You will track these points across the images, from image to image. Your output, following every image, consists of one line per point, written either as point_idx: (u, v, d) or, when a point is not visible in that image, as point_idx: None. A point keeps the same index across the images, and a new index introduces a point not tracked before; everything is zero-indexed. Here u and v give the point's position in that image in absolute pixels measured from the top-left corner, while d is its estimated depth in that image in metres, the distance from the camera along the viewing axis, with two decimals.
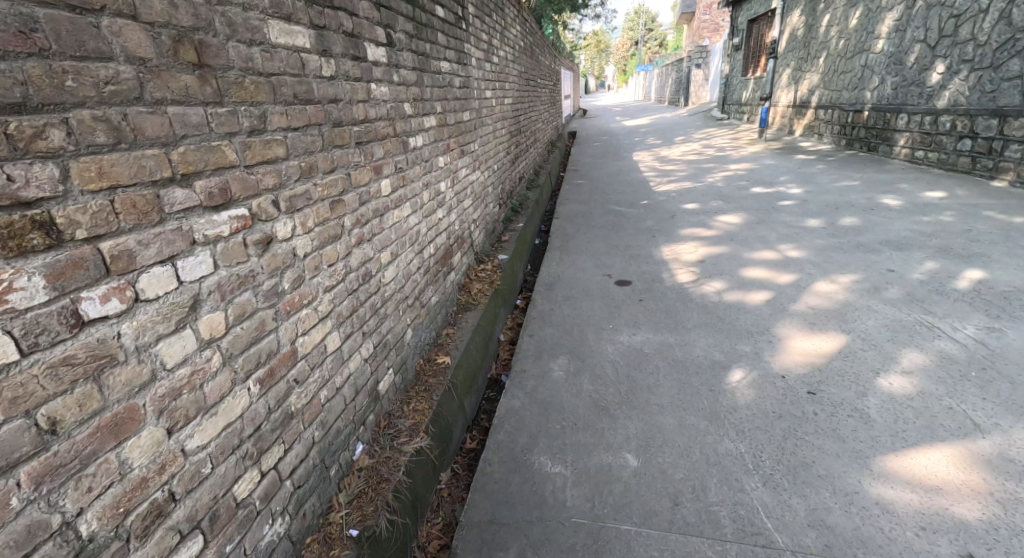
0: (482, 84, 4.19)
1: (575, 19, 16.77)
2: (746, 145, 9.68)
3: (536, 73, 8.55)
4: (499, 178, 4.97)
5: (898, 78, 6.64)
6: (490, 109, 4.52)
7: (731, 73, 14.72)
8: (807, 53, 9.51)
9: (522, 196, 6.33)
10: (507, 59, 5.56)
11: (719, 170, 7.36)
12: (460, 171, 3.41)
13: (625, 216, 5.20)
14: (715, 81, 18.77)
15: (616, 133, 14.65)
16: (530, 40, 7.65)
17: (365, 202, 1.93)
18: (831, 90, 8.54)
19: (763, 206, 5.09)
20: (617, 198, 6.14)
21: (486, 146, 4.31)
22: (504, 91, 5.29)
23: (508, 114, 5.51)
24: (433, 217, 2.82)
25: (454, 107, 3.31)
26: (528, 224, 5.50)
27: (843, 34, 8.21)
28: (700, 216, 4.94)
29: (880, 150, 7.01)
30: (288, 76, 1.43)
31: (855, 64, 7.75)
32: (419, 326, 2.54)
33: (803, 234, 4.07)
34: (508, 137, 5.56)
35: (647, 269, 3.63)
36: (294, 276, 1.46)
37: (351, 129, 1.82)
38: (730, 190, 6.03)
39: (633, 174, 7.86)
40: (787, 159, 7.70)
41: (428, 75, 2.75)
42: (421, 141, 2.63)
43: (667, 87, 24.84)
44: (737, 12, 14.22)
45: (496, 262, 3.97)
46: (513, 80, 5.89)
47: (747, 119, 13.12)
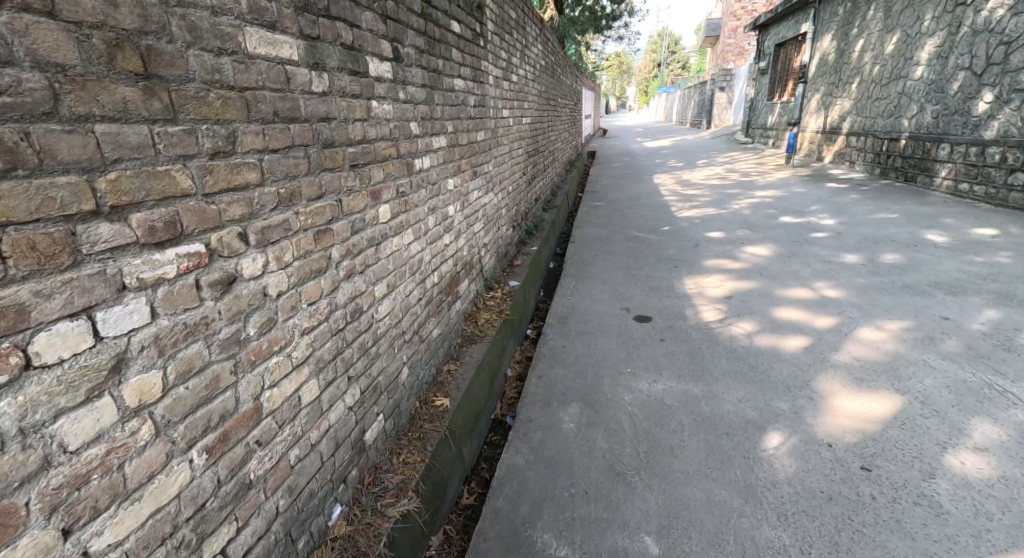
0: (499, 103, 4.03)
1: (598, 40, 16.75)
2: (773, 171, 9.35)
3: (557, 92, 8.43)
4: (514, 200, 4.78)
5: (940, 106, 6.30)
6: (507, 128, 4.35)
7: (756, 97, 14.45)
8: (839, 78, 9.21)
9: (538, 218, 6.12)
10: (528, 79, 5.41)
11: (745, 196, 7.06)
12: (471, 193, 3.22)
13: (646, 242, 4.95)
14: (739, 105, 18.49)
15: (637, 154, 14.44)
16: (552, 60, 7.52)
17: (358, 230, 1.74)
18: (864, 116, 8.21)
19: (794, 237, 4.78)
20: (636, 222, 5.89)
21: (501, 167, 4.13)
22: (523, 111, 5.12)
23: (526, 134, 5.34)
24: (438, 243, 2.62)
25: (468, 127, 3.13)
26: (543, 247, 5.28)
27: (878, 60, 7.90)
28: (726, 246, 4.65)
29: (919, 181, 6.64)
30: (268, 91, 1.24)
31: (891, 90, 7.43)
32: (417, 364, 2.31)
33: (840, 270, 3.76)
34: (525, 157, 5.38)
35: (669, 303, 3.36)
36: (263, 319, 1.24)
37: (345, 151, 1.64)
38: (757, 218, 5.73)
39: (654, 197, 7.61)
40: (817, 187, 7.36)
41: (439, 93, 2.58)
42: (428, 163, 2.44)
43: (690, 109, 24.63)
44: (764, 36, 14.01)
45: (506, 288, 3.74)
46: (533, 99, 5.73)
47: (773, 144, 12.80)
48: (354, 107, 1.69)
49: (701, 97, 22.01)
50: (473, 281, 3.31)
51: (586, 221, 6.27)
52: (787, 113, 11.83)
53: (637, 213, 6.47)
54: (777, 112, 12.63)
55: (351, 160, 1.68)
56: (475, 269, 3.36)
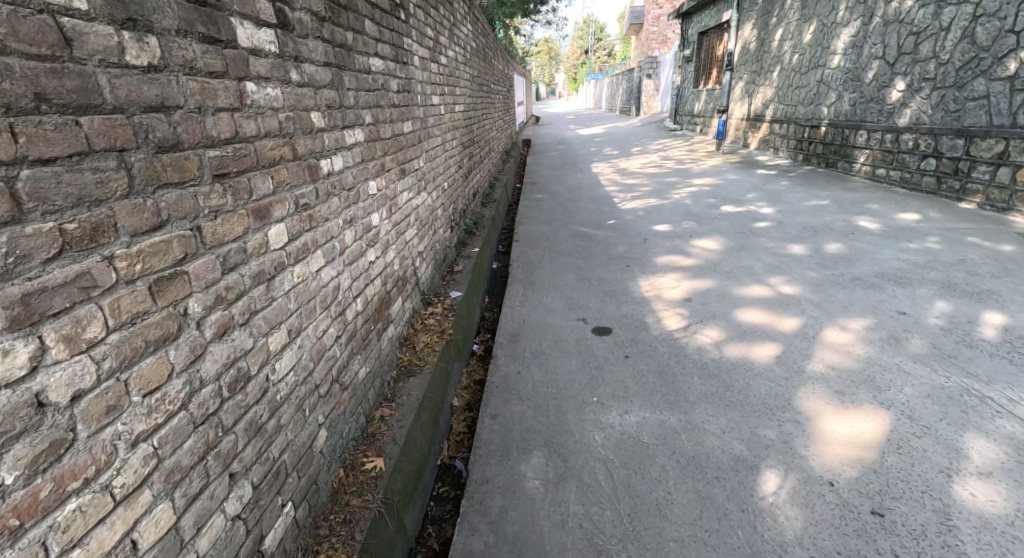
0: (428, 90, 3.53)
1: (527, 25, 16.41)
2: (705, 158, 9.47)
3: (489, 78, 7.97)
4: (451, 198, 4.31)
5: (856, 94, 6.51)
6: (438, 119, 3.86)
7: (683, 84, 14.71)
8: (760, 67, 9.43)
9: (478, 215, 5.69)
10: (459, 63, 4.92)
11: (683, 185, 7.01)
12: (400, 195, 2.73)
13: (592, 239, 4.67)
14: (666, 92, 18.84)
15: (572, 142, 14.30)
16: (482, 44, 7.06)
17: (234, 265, 1.25)
18: (786, 105, 8.44)
19: (737, 229, 4.69)
20: (580, 217, 5.62)
21: (434, 162, 3.65)
22: (455, 99, 4.64)
23: (460, 125, 4.87)
24: (361, 262, 2.13)
25: (391, 117, 2.63)
26: (484, 248, 4.86)
27: (797, 49, 8.11)
28: (673, 241, 4.48)
29: (840, 167, 6.85)
30: (20, 58, 0.76)
31: (810, 79, 7.64)
32: (339, 419, 1.83)
33: (790, 263, 3.65)
34: (461, 150, 4.91)
35: (626, 310, 3.08)
36: (36, 449, 0.74)
37: (204, 155, 1.14)
38: (698, 208, 5.64)
39: (594, 188, 7.40)
40: (749, 174, 7.46)
41: (350, 75, 2.07)
42: (340, 163, 1.94)
43: (619, 97, 24.93)
44: (687, 24, 14.23)
45: (448, 301, 3.30)
46: (465, 87, 5.26)
47: (700, 131, 13.07)
48: (212, 90, 1.18)
49: (629, 85, 22.28)
50: (408, 298, 2.85)
51: (528, 216, 5.93)
52: (713, 101, 12.07)
53: (579, 206, 6.21)
54: (703, 99, 12.88)
55: (211, 167, 1.17)
56: (410, 284, 2.89)
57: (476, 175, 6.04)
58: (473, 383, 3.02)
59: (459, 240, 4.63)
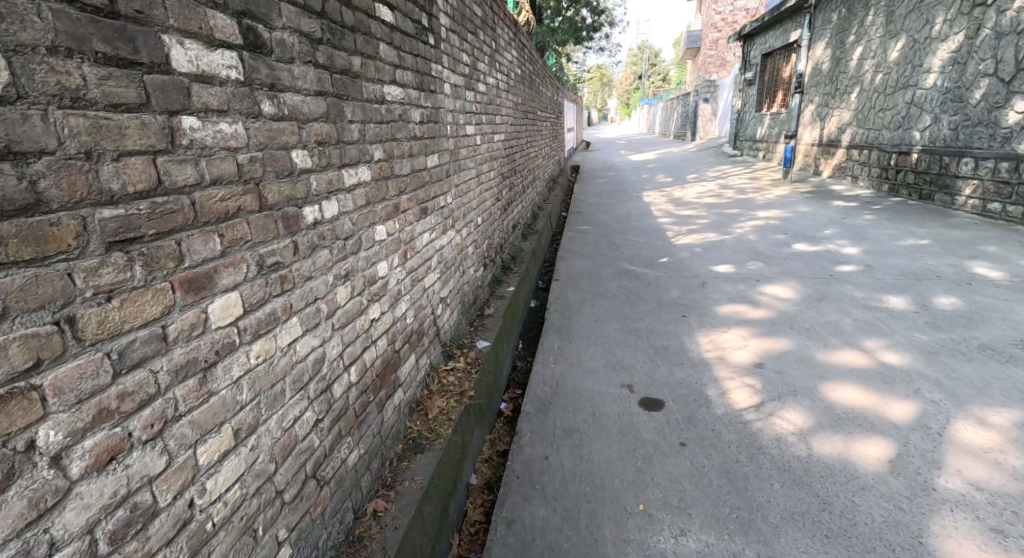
0: (461, 118, 3.26)
1: (580, 52, 16.30)
2: (770, 186, 8.75)
3: (536, 105, 7.73)
4: (484, 233, 3.98)
5: (959, 116, 5.73)
6: (473, 150, 3.58)
7: (744, 108, 14.00)
8: (835, 89, 8.68)
9: (516, 249, 5.34)
10: (501, 90, 4.67)
11: (746, 218, 6.39)
12: (419, 237, 2.42)
13: (643, 281, 4.19)
14: (725, 116, 18.09)
15: (622, 168, 13.84)
16: (529, 69, 6.85)
17: (144, 359, 0.91)
18: (867, 129, 7.65)
19: (817, 272, 4.07)
20: (628, 252, 5.15)
21: (464, 196, 3.34)
22: (494, 127, 4.37)
23: (499, 153, 4.56)
24: (359, 323, 1.80)
25: (410, 152, 2.34)
26: (521, 287, 4.48)
27: (881, 68, 7.36)
28: (739, 284, 3.93)
29: (938, 200, 6.05)
30: None
31: (898, 100, 6.88)
32: (312, 528, 1.47)
33: (890, 319, 3.02)
34: (499, 180, 4.60)
35: (681, 377, 2.58)
36: None
37: (97, 218, 0.84)
38: (766, 245, 5.03)
39: (646, 219, 6.90)
40: (824, 206, 6.73)
41: (355, 105, 1.78)
42: (333, 209, 1.62)
43: (674, 121, 24.28)
44: (749, 46, 13.59)
45: (473, 354, 2.93)
46: (507, 113, 5.00)
47: (764, 157, 12.28)
48: (113, 128, 0.87)
49: (685, 109, 21.63)
50: (423, 355, 2.49)
51: (571, 250, 5.51)
52: (778, 125, 11.31)
53: (628, 240, 5.75)
54: (767, 123, 12.13)
55: (104, 232, 0.85)
56: (426, 337, 2.54)
57: (516, 207, 5.72)
58: (495, 454, 2.60)
59: (493, 278, 4.28)
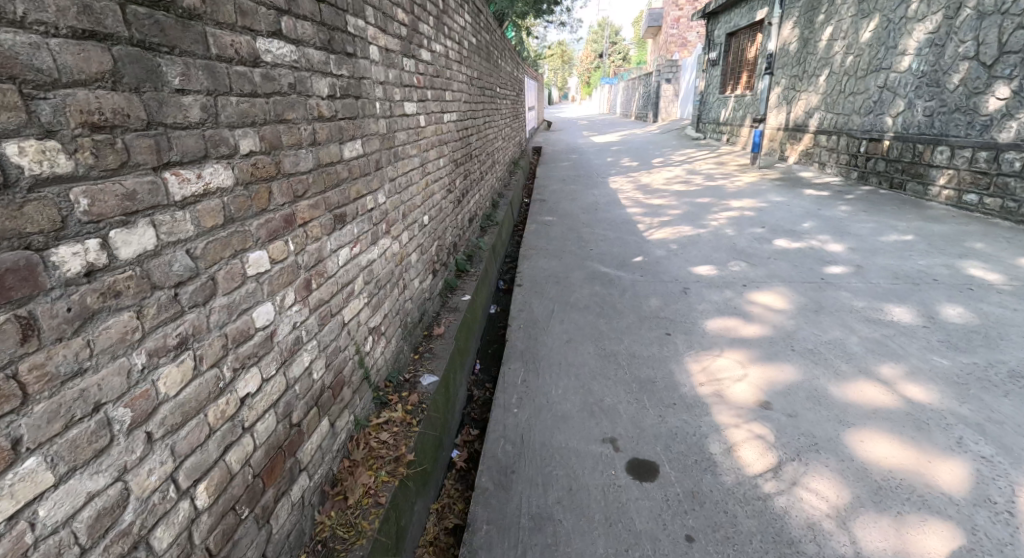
0: (395, 94, 2.58)
1: (540, 26, 15.54)
2: (738, 172, 8.42)
3: (494, 81, 7.01)
4: (432, 235, 3.34)
5: (935, 102, 5.45)
6: (413, 133, 2.90)
7: (707, 89, 13.69)
8: (803, 71, 8.37)
9: (474, 246, 4.72)
10: (451, 62, 3.98)
11: (719, 208, 6.00)
12: (329, 258, 1.78)
13: (617, 286, 3.67)
14: (688, 97, 17.78)
15: (586, 151, 13.32)
16: (486, 40, 6.13)
17: None
18: (836, 114, 7.36)
19: (806, 274, 3.65)
20: (597, 250, 4.62)
21: (403, 193, 2.68)
22: (443, 108, 3.69)
23: (449, 135, 3.89)
24: (216, 409, 1.15)
25: (313, 139, 1.67)
26: (478, 294, 3.88)
27: (851, 50, 7.05)
28: (723, 291, 3.46)
29: (909, 189, 5.81)
30: None
31: (869, 84, 6.58)
32: None
33: (900, 337, 2.61)
34: (449, 168, 3.93)
35: (675, 426, 2.07)
36: None
37: None
38: (744, 241, 4.61)
39: (614, 209, 6.39)
40: (796, 195, 6.43)
41: (191, 63, 1.11)
42: (142, 238, 0.96)
43: (635, 101, 23.88)
44: (712, 25, 13.21)
45: (415, 395, 2.31)
46: (459, 90, 4.31)
47: (728, 140, 12.02)
48: None
49: (647, 90, 21.22)
50: (340, 413, 1.87)
51: (535, 246, 4.92)
52: (743, 108, 11.02)
53: (595, 234, 5.22)
54: (732, 106, 11.82)
55: None
56: (346, 388, 1.91)
57: (473, 197, 5.07)
58: (442, 533, 2.02)
59: (444, 285, 3.65)
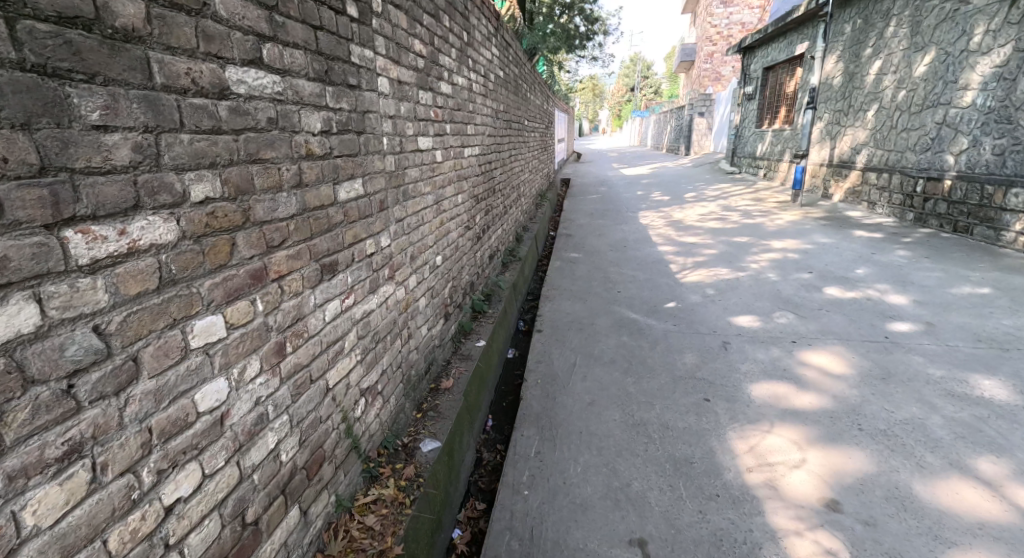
0: (408, 128, 2.39)
1: (572, 60, 15.64)
2: (778, 210, 8.01)
3: (522, 113, 6.88)
4: (445, 276, 3.09)
5: (1007, 140, 5.06)
6: (428, 169, 2.70)
7: (743, 123, 13.41)
8: (849, 106, 8.01)
9: (492, 285, 4.47)
10: (474, 95, 3.82)
11: (759, 249, 5.61)
12: (312, 315, 1.53)
13: (648, 337, 3.33)
14: (722, 131, 17.53)
15: (615, 183, 13.10)
16: (514, 72, 6.02)
17: None
18: (888, 150, 7.01)
19: (865, 331, 3.26)
20: (626, 293, 4.30)
21: (411, 234, 2.45)
22: (463, 143, 3.50)
23: (469, 170, 3.68)
24: (121, 532, 0.89)
25: (298, 179, 1.45)
26: (494, 340, 3.59)
27: (903, 84, 6.69)
28: (769, 348, 3.08)
29: (977, 234, 5.41)
30: None
31: (925, 120, 6.21)
32: None
33: (996, 421, 2.21)
34: (468, 205, 3.71)
35: (721, 530, 1.71)
36: None
37: None
38: (790, 288, 4.22)
39: (644, 247, 6.07)
40: (844, 237, 6.01)
41: (121, 93, 0.89)
42: (13, 317, 0.74)
43: (666, 134, 23.73)
44: (748, 59, 13.02)
45: (412, 467, 2.02)
46: (483, 123, 4.14)
47: (764, 175, 11.64)
48: None
49: (678, 123, 21.04)
50: (317, 497, 1.58)
51: (558, 286, 4.63)
52: (782, 143, 10.67)
53: (623, 274, 4.90)
54: (769, 140, 11.48)
55: None
56: (326, 466, 1.63)
57: (493, 234, 4.84)
58: None
59: (457, 329, 3.39)
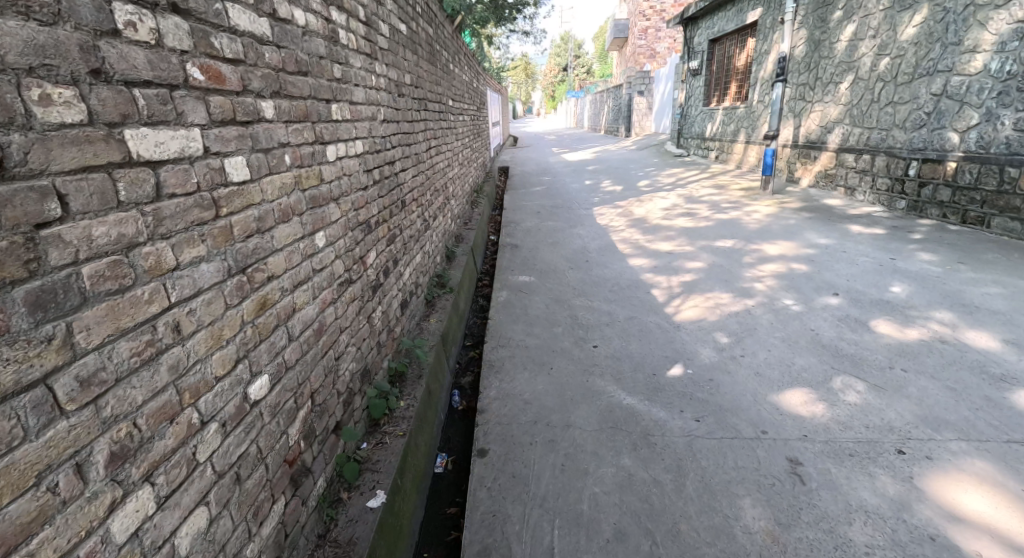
0: (52, 103, 0.83)
1: (501, 33, 14.08)
2: (748, 199, 7.03)
3: (444, 90, 5.31)
4: (284, 407, 1.56)
5: None
6: (190, 208, 1.15)
7: (688, 101, 12.57)
8: (817, 78, 7.18)
9: (405, 354, 2.95)
10: (346, 53, 2.26)
11: (753, 257, 4.53)
12: None
13: (673, 462, 2.00)
14: (664, 110, 16.66)
15: (558, 171, 11.82)
16: (428, 33, 4.45)
17: None
18: (868, 129, 6.15)
19: (991, 417, 2.13)
20: (606, 354, 2.95)
21: (110, 394, 0.90)
22: (320, 136, 1.94)
23: (341, 187, 2.14)
24: None
25: None
26: (403, 475, 2.12)
27: (886, 51, 5.86)
28: (873, 474, 1.85)
29: (996, 227, 4.59)
30: None
31: (917, 91, 5.39)
32: None
33: None
34: (347, 244, 2.18)
35: None
36: None
37: None
38: (828, 329, 3.03)
39: (610, 260, 4.80)
40: (840, 234, 5.05)
41: None
42: None
43: (604, 115, 22.79)
44: (691, 31, 12.10)
45: None
46: (370, 102, 2.59)
47: (717, 157, 10.81)
48: None
49: (617, 102, 20.04)
50: None
51: (507, 343, 3.19)
52: (736, 121, 9.85)
53: (593, 313, 3.55)
54: (721, 120, 10.65)
55: None
56: None
57: (406, 268, 3.32)
58: None
59: (329, 479, 1.89)
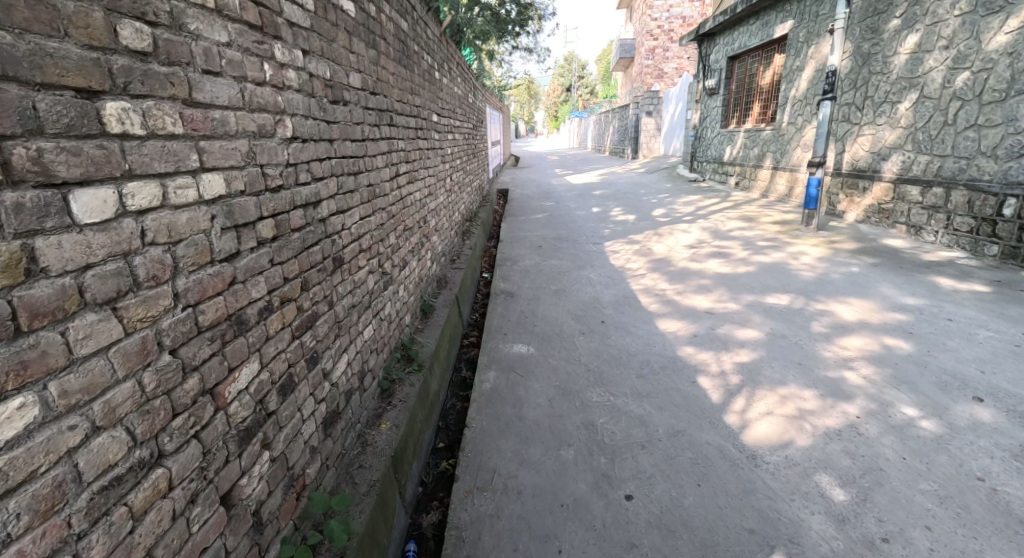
0: None
1: (503, 48, 13.23)
2: (788, 236, 5.95)
3: (424, 101, 4.27)
4: None
5: None
6: None
7: (703, 123, 11.65)
8: (866, 97, 6.20)
9: (319, 516, 1.81)
10: (174, 7, 1.20)
11: (827, 323, 3.39)
12: None
13: None
14: (673, 131, 15.79)
15: (562, 195, 10.79)
16: (398, 28, 3.45)
17: None
18: (941, 157, 5.14)
19: None
20: (648, 518, 1.81)
21: None
22: (38, 169, 0.87)
23: (134, 268, 1.03)
24: None
25: None
26: None
27: (963, 64, 4.91)
28: None
29: None
30: None
31: (1012, 112, 4.43)
32: None
33: None
34: (148, 385, 1.05)
35: None
36: None
37: None
38: (1007, 480, 1.87)
39: (635, 322, 3.68)
40: (929, 288, 3.94)
41: None
42: None
43: (609, 135, 21.99)
44: (706, 48, 11.26)
45: None
46: (249, 104, 1.51)
47: (739, 183, 9.79)
48: None
49: (623, 122, 19.25)
50: None
51: (488, 485, 2.05)
52: (762, 144, 8.87)
53: (621, 423, 2.41)
54: (741, 143, 9.69)
55: None
56: None
57: (338, 359, 2.20)
58: None
59: None
